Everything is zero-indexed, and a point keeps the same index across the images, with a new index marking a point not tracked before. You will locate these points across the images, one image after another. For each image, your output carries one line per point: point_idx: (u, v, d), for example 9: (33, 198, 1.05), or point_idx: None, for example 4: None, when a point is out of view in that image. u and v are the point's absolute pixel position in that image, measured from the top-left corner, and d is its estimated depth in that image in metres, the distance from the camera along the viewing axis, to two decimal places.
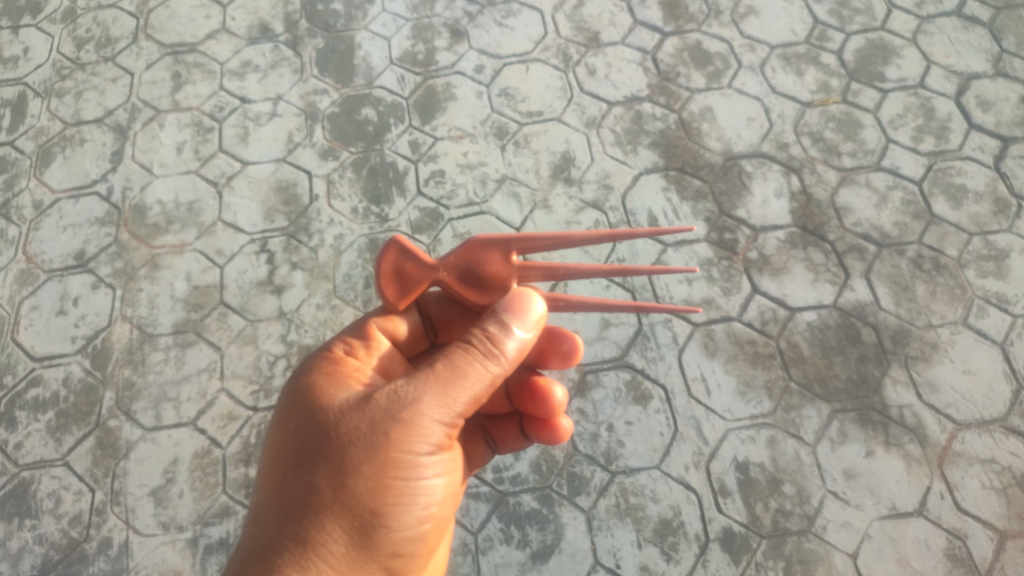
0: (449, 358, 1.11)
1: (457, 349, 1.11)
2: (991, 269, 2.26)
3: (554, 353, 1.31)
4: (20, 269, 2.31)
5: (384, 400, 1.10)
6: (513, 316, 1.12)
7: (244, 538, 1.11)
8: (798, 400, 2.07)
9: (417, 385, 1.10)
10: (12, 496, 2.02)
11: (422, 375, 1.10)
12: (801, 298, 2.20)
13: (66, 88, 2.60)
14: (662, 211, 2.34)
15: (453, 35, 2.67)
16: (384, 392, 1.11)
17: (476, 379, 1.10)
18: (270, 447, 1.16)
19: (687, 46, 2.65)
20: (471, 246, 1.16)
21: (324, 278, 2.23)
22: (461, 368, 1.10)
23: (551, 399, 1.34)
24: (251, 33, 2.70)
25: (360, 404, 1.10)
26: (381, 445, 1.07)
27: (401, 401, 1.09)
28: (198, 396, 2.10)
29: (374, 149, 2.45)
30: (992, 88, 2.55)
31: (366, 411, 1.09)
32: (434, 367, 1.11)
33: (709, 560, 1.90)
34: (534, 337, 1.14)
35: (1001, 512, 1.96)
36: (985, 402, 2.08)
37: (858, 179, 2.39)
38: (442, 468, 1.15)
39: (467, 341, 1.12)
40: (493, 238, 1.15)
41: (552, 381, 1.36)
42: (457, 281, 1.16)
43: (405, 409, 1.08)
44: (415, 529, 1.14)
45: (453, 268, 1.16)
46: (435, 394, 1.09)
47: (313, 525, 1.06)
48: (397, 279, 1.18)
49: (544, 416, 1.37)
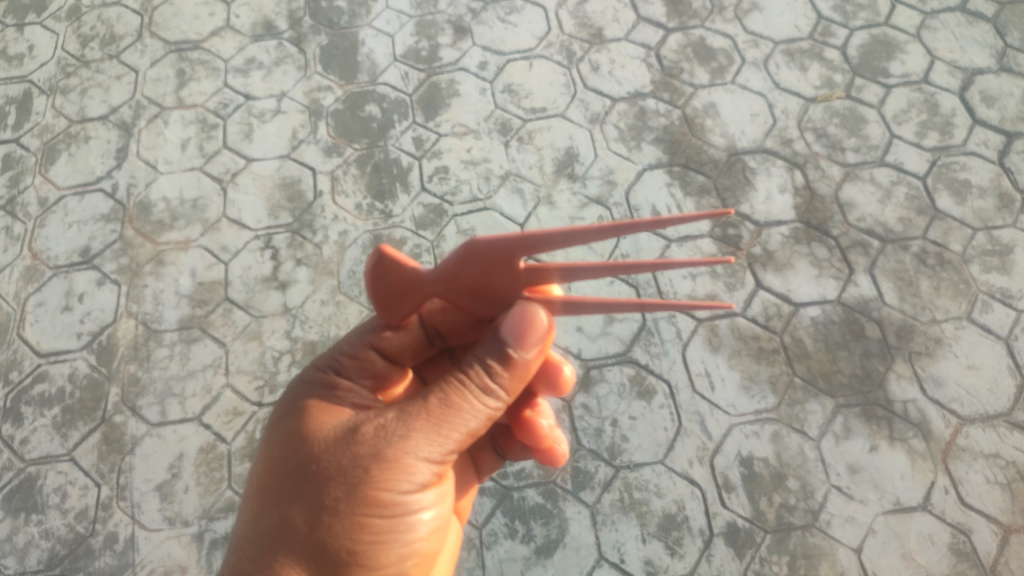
0: (439, 393, 1.10)
1: (450, 382, 1.09)
2: (995, 264, 2.25)
3: (544, 379, 1.33)
4: (25, 265, 2.32)
5: (371, 433, 1.09)
6: (516, 341, 1.08)
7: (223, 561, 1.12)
8: (802, 396, 2.07)
9: (405, 421, 1.09)
10: (17, 492, 2.02)
11: (411, 410, 1.09)
12: (805, 293, 2.20)
13: (70, 85, 2.61)
14: (666, 207, 2.34)
15: (457, 32, 2.68)
16: (372, 424, 1.10)
17: (465, 416, 1.09)
18: (256, 471, 1.16)
19: (691, 42, 2.65)
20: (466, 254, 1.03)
21: (328, 274, 2.24)
22: (451, 405, 1.09)
23: (537, 429, 1.37)
24: (254, 30, 2.71)
25: (347, 437, 1.09)
26: (365, 481, 1.07)
27: (388, 434, 1.08)
28: (203, 392, 2.10)
29: (378, 145, 2.46)
30: (996, 83, 2.55)
31: (352, 444, 1.08)
32: (425, 403, 1.09)
33: (713, 555, 1.90)
34: (537, 357, 1.11)
35: (1005, 507, 1.96)
36: (989, 397, 2.08)
37: (862, 174, 2.39)
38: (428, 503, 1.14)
39: (461, 373, 1.10)
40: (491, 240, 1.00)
41: (541, 412, 1.38)
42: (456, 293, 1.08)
43: (391, 445, 1.07)
44: (397, 565, 1.14)
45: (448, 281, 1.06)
46: (422, 431, 1.08)
47: (288, 558, 1.06)
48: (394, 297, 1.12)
49: (533, 445, 1.39)
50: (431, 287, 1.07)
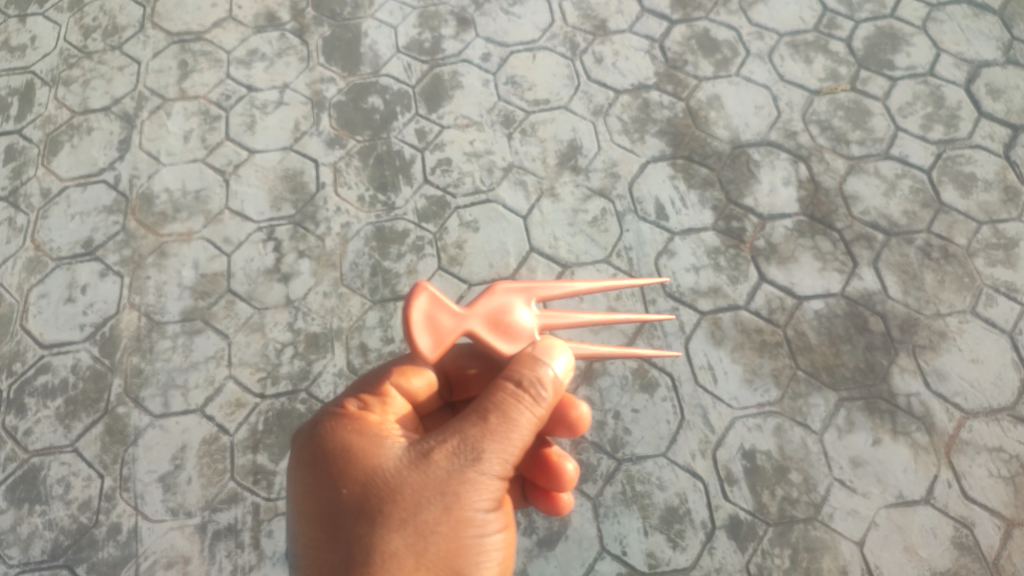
0: (499, 407, 1.09)
1: (507, 395, 1.09)
2: (1000, 257, 2.25)
3: (561, 422, 1.28)
4: (27, 257, 2.32)
5: (444, 459, 1.07)
6: (546, 358, 1.13)
7: None
8: (805, 389, 2.07)
9: (474, 442, 1.07)
10: (21, 482, 2.03)
11: (477, 431, 1.08)
12: (808, 287, 2.20)
13: (72, 76, 2.61)
14: (670, 199, 2.33)
15: (460, 23, 2.66)
16: (443, 449, 1.08)
17: (529, 426, 1.10)
18: (304, 519, 1.11)
19: (695, 34, 2.64)
20: (495, 294, 1.14)
21: (331, 266, 2.24)
22: (517, 415, 1.09)
23: (561, 473, 1.32)
24: (257, 21, 2.70)
25: (419, 462, 1.08)
26: (453, 504, 1.05)
27: (463, 455, 1.07)
28: (205, 383, 2.11)
29: (381, 137, 2.45)
30: (1003, 76, 2.53)
31: (427, 470, 1.07)
32: (486, 421, 1.08)
33: (715, 548, 1.91)
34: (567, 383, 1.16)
35: (1008, 501, 1.96)
36: (993, 391, 2.07)
37: (867, 167, 2.38)
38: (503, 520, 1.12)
39: (515, 382, 1.10)
40: (513, 285, 1.15)
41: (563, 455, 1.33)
42: (486, 329, 1.12)
43: (467, 466, 1.06)
44: None
45: (483, 317, 1.12)
46: (494, 445, 1.07)
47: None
48: (432, 330, 1.07)
49: (552, 488, 1.34)
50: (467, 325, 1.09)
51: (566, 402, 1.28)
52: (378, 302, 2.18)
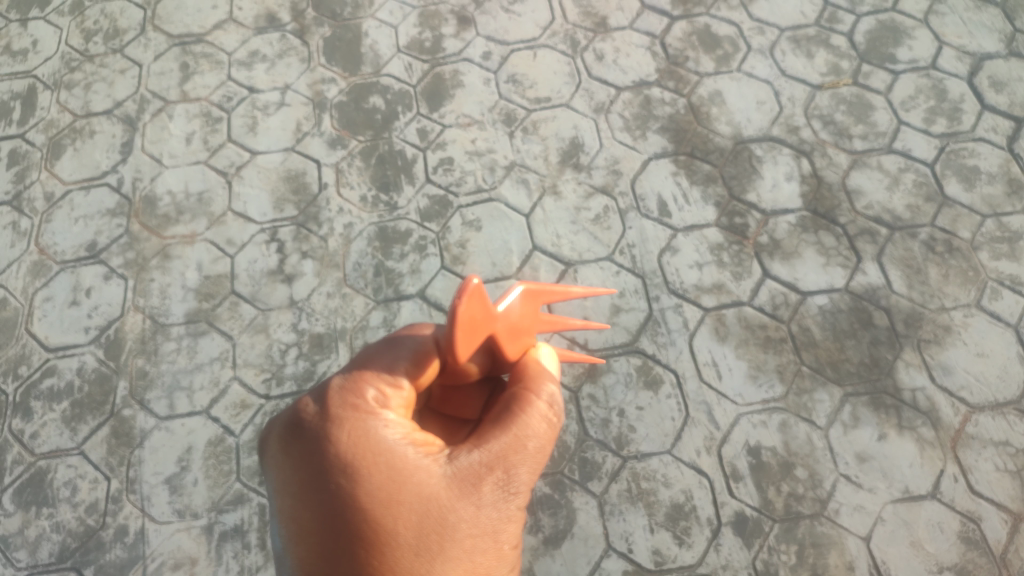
0: (536, 436, 1.08)
1: (540, 420, 1.10)
2: (1004, 250, 2.24)
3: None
4: (32, 260, 2.32)
5: (488, 489, 1.02)
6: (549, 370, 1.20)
7: None
8: (810, 384, 2.07)
9: (517, 472, 1.05)
10: (28, 485, 2.04)
11: (520, 461, 1.05)
12: (812, 282, 2.19)
13: (75, 80, 2.61)
14: (672, 196, 2.33)
15: (460, 22, 2.66)
16: (488, 478, 1.03)
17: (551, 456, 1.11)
18: (309, 533, 0.97)
19: (696, 29, 2.63)
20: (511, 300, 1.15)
21: (334, 266, 2.24)
22: (548, 447, 1.10)
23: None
24: (258, 22, 2.70)
25: (462, 490, 1.01)
26: (489, 539, 1.01)
27: (504, 486, 1.03)
28: (210, 385, 2.11)
29: (383, 137, 2.45)
30: (1006, 68, 2.52)
31: (470, 501, 1.01)
32: (526, 448, 1.06)
33: (721, 544, 1.91)
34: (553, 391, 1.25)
35: (1015, 495, 1.95)
36: (999, 384, 2.07)
37: (870, 161, 2.37)
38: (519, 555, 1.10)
39: (546, 403, 1.13)
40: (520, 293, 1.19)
41: None
42: (506, 334, 1.12)
43: (506, 497, 1.04)
44: None
45: (506, 321, 1.11)
46: (529, 475, 1.06)
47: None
48: (472, 328, 0.98)
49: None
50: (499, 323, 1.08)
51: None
52: (381, 302, 2.18)
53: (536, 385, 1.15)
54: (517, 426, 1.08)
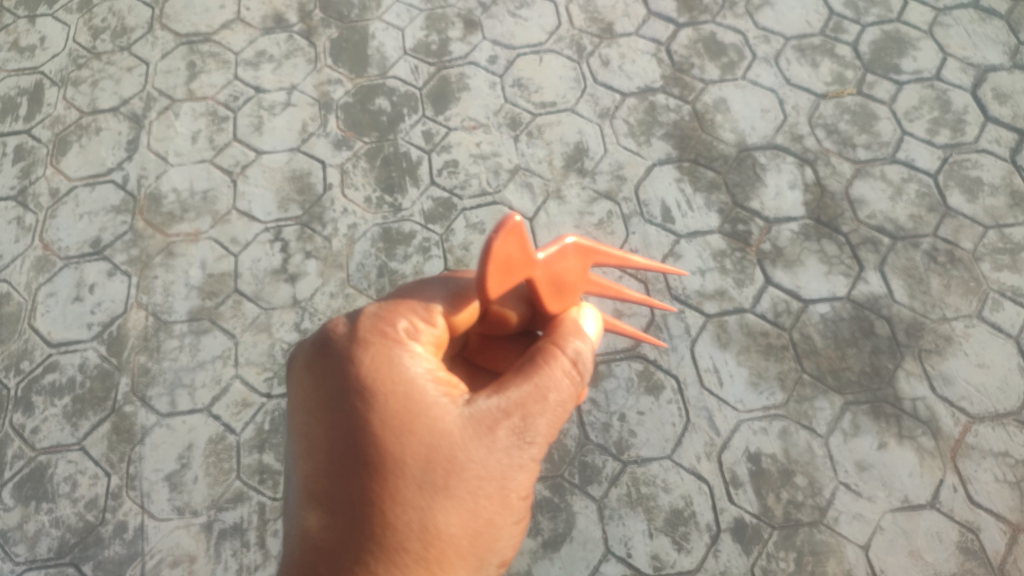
0: (559, 390, 1.06)
1: (564, 372, 1.07)
2: (1006, 262, 2.24)
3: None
4: (36, 256, 2.33)
5: (503, 435, 1.01)
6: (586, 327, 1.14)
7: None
8: (811, 392, 2.07)
9: (534, 423, 1.03)
10: (28, 480, 2.04)
11: (538, 412, 1.03)
12: (814, 290, 2.20)
13: (82, 77, 2.62)
14: (675, 202, 2.33)
15: (467, 26, 2.67)
16: (505, 426, 1.02)
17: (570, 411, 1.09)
18: (323, 457, 0.99)
19: (701, 37, 2.65)
20: (565, 249, 1.10)
21: (337, 267, 2.25)
22: (569, 402, 1.07)
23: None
24: (265, 23, 2.71)
25: (474, 434, 1.00)
26: (496, 484, 1.01)
27: (519, 435, 1.02)
28: (212, 383, 2.11)
29: (388, 138, 2.46)
30: (1010, 81, 2.53)
31: (482, 445, 1.00)
32: (546, 400, 1.04)
33: (720, 550, 1.91)
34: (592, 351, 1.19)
35: (1014, 505, 1.96)
36: (999, 396, 2.07)
37: (873, 171, 2.38)
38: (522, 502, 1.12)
39: (569, 357, 1.08)
40: (579, 246, 1.14)
41: None
42: (547, 283, 1.08)
43: (519, 446, 1.03)
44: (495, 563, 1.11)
45: (549, 269, 1.07)
46: (547, 427, 1.05)
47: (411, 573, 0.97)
48: (506, 269, 0.96)
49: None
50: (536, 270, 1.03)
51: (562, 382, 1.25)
52: None
53: (565, 338, 1.10)
54: (542, 377, 1.05)
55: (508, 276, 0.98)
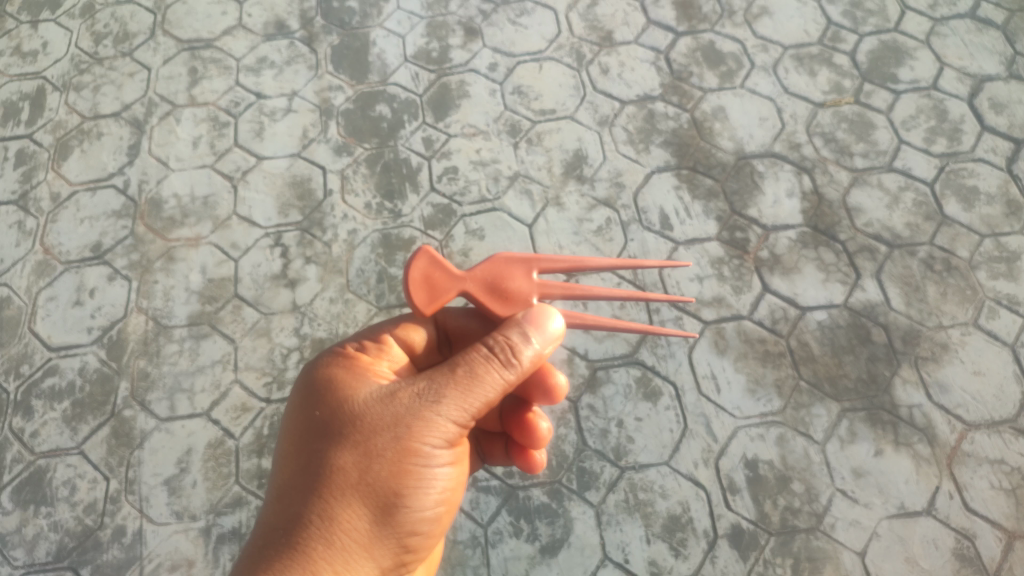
0: (468, 364, 1.13)
1: (478, 355, 1.13)
2: (1002, 270, 2.26)
3: (539, 389, 1.32)
4: (36, 260, 2.33)
5: (406, 398, 1.13)
6: (532, 327, 1.16)
7: (264, 514, 1.15)
8: (808, 399, 2.08)
9: (438, 387, 1.12)
10: (27, 484, 2.04)
11: (442, 378, 1.13)
12: (811, 298, 2.21)
13: (83, 82, 2.64)
14: (674, 209, 2.35)
15: (468, 33, 2.69)
16: (407, 389, 1.14)
17: (496, 390, 1.13)
18: (289, 428, 1.20)
19: (700, 46, 2.67)
20: (497, 262, 1.21)
21: (337, 272, 2.26)
22: (479, 379, 1.12)
23: (536, 430, 1.40)
24: (267, 29, 2.73)
25: (385, 398, 1.14)
26: (404, 436, 1.11)
27: (421, 398, 1.12)
28: (212, 387, 2.12)
29: (388, 145, 2.47)
30: (1006, 91, 2.55)
31: (390, 404, 1.13)
32: (452, 372, 1.13)
33: (717, 557, 1.91)
34: (550, 350, 1.18)
35: (1009, 513, 1.97)
36: (995, 403, 2.08)
37: (870, 179, 2.40)
38: (447, 465, 1.17)
39: (488, 347, 1.14)
40: (518, 256, 1.21)
41: (540, 414, 1.41)
42: (485, 292, 1.19)
43: (426, 406, 1.12)
44: (432, 511, 1.18)
45: (480, 280, 1.19)
46: (455, 396, 1.12)
47: (339, 502, 1.10)
48: (426, 285, 1.18)
49: (528, 445, 1.43)
50: (464, 284, 1.18)
51: (544, 371, 1.31)
52: (383, 309, 2.20)
53: (492, 333, 1.16)
54: (455, 356, 1.15)
55: (436, 294, 1.18)
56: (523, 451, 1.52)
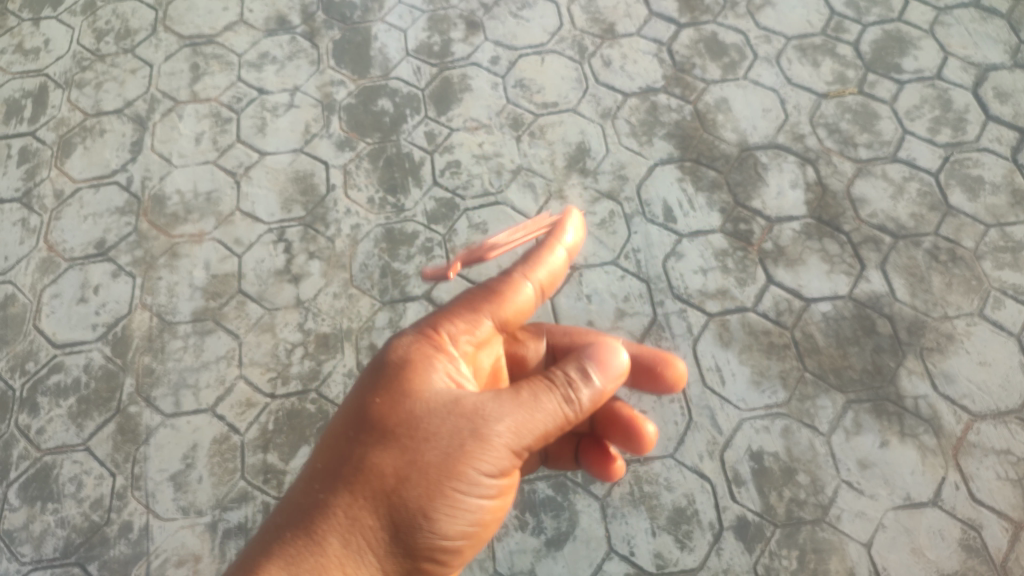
0: (536, 390, 1.13)
1: (542, 382, 1.14)
2: (1007, 260, 2.25)
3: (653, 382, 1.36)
4: (41, 258, 2.34)
5: (467, 411, 1.11)
6: (602, 365, 1.17)
7: (291, 493, 1.15)
8: (813, 390, 2.08)
9: (500, 407, 1.11)
10: (34, 480, 2.05)
11: (506, 398, 1.12)
12: (816, 289, 2.21)
13: (86, 79, 2.64)
14: (677, 202, 2.34)
15: (469, 27, 2.68)
16: (470, 401, 1.12)
17: (554, 418, 1.12)
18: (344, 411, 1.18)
19: (703, 37, 2.66)
20: None
21: (341, 267, 2.26)
22: (542, 410, 1.11)
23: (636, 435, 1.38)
24: (268, 24, 2.72)
25: (446, 408, 1.12)
26: (453, 455, 1.08)
27: (477, 417, 1.10)
28: (217, 383, 2.13)
29: (390, 140, 2.47)
30: (1011, 79, 2.54)
31: (448, 416, 1.11)
32: (518, 392, 1.12)
33: (723, 549, 1.91)
34: (616, 387, 1.19)
35: (1016, 503, 1.96)
36: (1001, 393, 2.08)
37: (874, 170, 2.39)
38: (491, 495, 1.13)
39: (551, 376, 1.15)
40: None
41: (634, 421, 1.38)
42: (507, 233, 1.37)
43: (483, 427, 1.09)
44: (455, 544, 1.13)
45: None
46: (513, 421, 1.10)
47: (363, 506, 1.08)
48: None
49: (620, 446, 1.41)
50: None
51: (658, 369, 1.35)
52: (387, 304, 2.21)
53: (564, 364, 1.17)
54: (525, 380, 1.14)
55: None
56: (603, 455, 1.45)
